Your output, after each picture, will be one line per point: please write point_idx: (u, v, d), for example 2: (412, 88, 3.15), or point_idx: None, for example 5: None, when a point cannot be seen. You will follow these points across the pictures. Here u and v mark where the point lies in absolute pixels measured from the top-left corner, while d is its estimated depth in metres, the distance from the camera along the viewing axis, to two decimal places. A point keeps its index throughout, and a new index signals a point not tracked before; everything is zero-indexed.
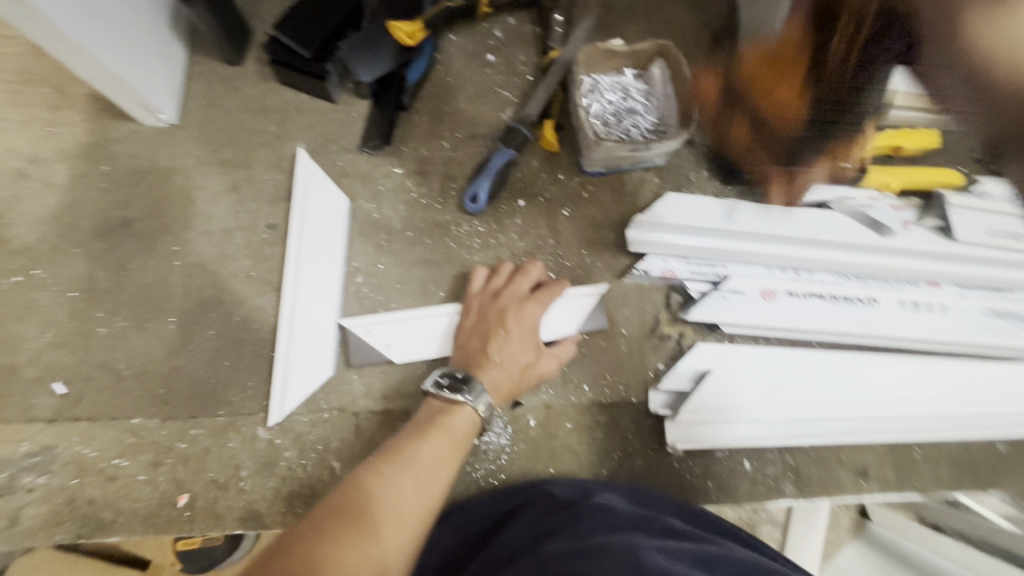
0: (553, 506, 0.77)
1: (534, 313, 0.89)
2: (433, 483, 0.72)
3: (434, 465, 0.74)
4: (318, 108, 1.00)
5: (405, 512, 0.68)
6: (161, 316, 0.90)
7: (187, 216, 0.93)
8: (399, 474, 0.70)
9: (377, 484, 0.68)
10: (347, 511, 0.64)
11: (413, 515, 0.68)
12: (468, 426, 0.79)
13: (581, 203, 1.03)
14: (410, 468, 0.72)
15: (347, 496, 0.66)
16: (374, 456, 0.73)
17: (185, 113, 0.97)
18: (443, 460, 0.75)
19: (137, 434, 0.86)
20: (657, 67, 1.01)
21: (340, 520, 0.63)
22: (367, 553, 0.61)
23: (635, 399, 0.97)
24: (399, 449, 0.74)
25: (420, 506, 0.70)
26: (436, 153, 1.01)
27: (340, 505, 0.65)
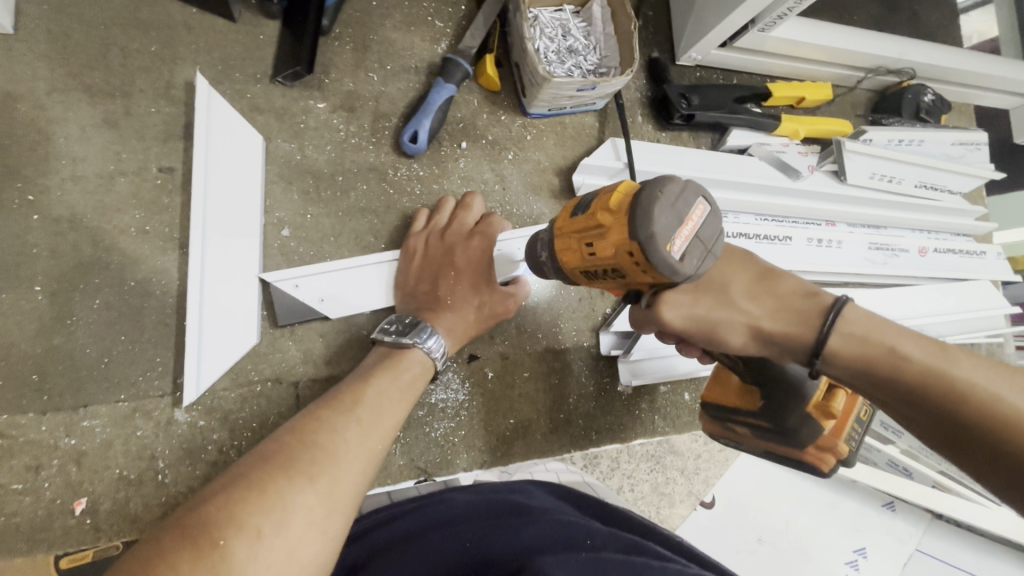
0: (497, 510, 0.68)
1: (476, 246, 0.83)
2: (378, 427, 0.63)
3: (376, 407, 0.65)
4: (213, 28, 0.82)
5: (349, 453, 0.58)
6: (22, 284, 0.71)
7: (44, 157, 0.73)
8: (339, 419, 0.61)
9: (315, 428, 0.59)
10: (279, 453, 0.55)
11: (357, 457, 0.59)
12: (412, 360, 0.72)
13: (525, 146, 0.99)
14: (352, 412, 0.62)
15: (280, 441, 0.57)
16: (312, 405, 0.63)
17: (26, 22, 0.75)
18: (388, 402, 0.66)
19: (4, 434, 0.68)
20: (597, 4, 0.97)
21: (265, 467, 0.53)
22: (305, 496, 0.52)
23: (586, 343, 0.98)
24: (338, 396, 0.65)
25: (366, 448, 0.60)
26: (365, 87, 0.89)
27: (269, 451, 0.55)
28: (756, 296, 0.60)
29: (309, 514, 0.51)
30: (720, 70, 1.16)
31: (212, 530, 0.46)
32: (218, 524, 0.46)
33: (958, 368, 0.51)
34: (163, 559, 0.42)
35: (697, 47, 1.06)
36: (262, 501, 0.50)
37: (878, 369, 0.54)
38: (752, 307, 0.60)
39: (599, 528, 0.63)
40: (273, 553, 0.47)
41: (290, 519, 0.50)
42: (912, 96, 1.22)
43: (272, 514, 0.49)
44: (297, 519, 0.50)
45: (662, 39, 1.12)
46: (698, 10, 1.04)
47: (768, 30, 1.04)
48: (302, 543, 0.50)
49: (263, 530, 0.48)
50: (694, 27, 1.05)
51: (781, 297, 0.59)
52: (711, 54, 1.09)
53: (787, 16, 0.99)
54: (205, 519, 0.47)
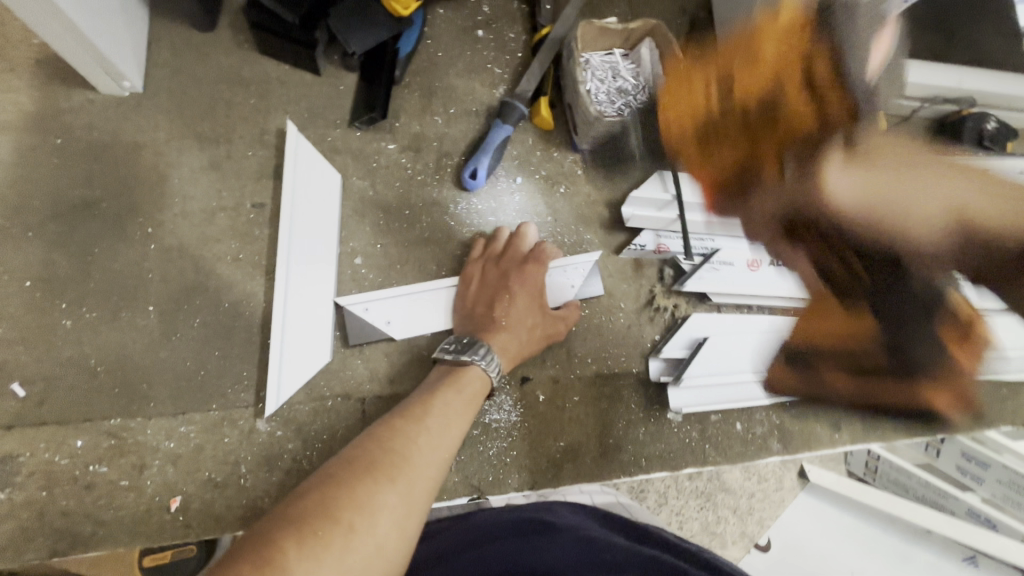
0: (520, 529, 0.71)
1: (534, 274, 0.90)
2: (445, 436, 0.68)
3: (444, 417, 0.70)
4: (302, 82, 0.94)
5: (421, 457, 0.63)
6: (137, 304, 0.81)
7: (160, 195, 0.85)
8: (411, 428, 0.66)
9: (391, 436, 0.65)
10: (363, 457, 0.60)
11: (428, 461, 0.64)
12: (475, 379, 0.78)
13: (576, 180, 1.04)
14: (422, 422, 0.68)
15: (360, 446, 0.62)
16: (386, 416, 0.69)
17: (152, 82, 0.88)
18: (453, 414, 0.71)
19: (116, 436, 0.78)
20: (646, 47, 1.03)
21: (351, 469, 0.59)
22: (388, 496, 0.57)
23: (635, 369, 1.00)
24: (409, 407, 0.70)
25: (436, 455, 0.65)
26: (430, 130, 0.98)
27: (353, 454, 0.61)
28: None
29: (394, 512, 0.56)
30: None
31: (313, 521, 0.51)
32: (317, 517, 0.52)
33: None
34: (274, 542, 0.49)
35: None
36: (353, 499, 0.55)
37: None
38: None
39: (622, 545, 0.66)
40: (365, 546, 0.52)
41: (377, 515, 0.55)
42: (973, 125, 1.19)
43: (361, 511, 0.54)
44: (382, 517, 0.55)
45: None
46: None
47: None
48: (387, 539, 0.54)
49: (354, 524, 0.53)
50: None
51: None
52: None
53: None
54: (304, 513, 0.52)
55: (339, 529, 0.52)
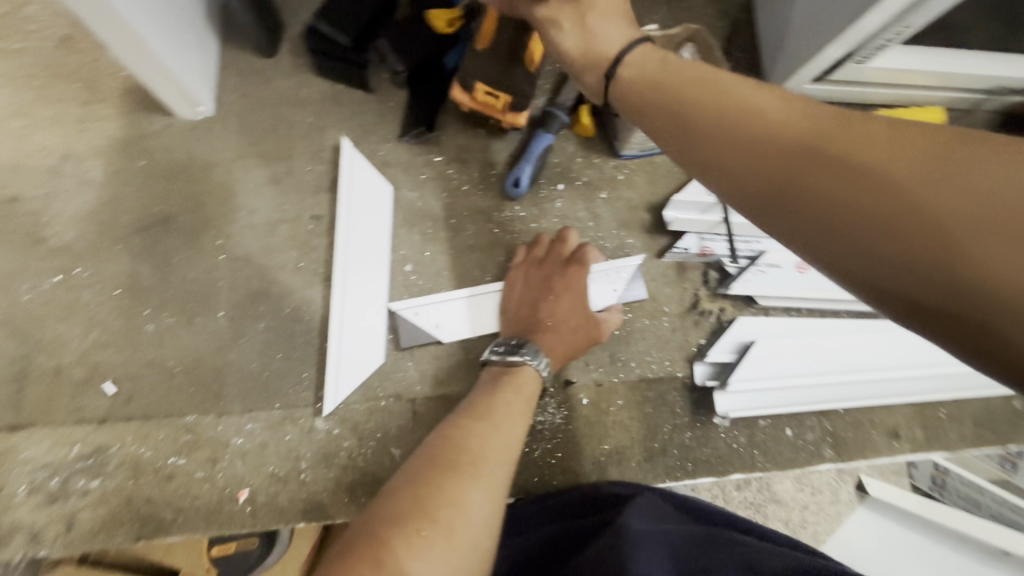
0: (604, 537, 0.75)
1: (578, 278, 0.90)
2: (512, 431, 0.71)
3: (511, 415, 0.73)
4: (355, 100, 0.99)
5: (496, 454, 0.67)
6: (210, 310, 0.89)
7: (230, 209, 0.92)
8: (480, 426, 0.70)
9: (466, 435, 0.68)
10: (447, 458, 0.64)
11: (502, 458, 0.67)
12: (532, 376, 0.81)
13: (617, 185, 1.05)
14: (492, 421, 0.71)
15: (439, 446, 0.66)
16: (453, 416, 0.72)
17: (222, 106, 0.96)
18: (516, 411, 0.74)
19: (192, 431, 0.84)
20: (686, 52, 1.03)
21: (432, 468, 0.63)
22: (474, 494, 0.62)
23: (679, 373, 0.99)
24: (474, 406, 0.74)
25: (505, 450, 0.68)
26: (475, 141, 1.02)
27: (430, 453, 0.65)
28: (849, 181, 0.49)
29: (481, 510, 0.61)
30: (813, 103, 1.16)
31: (411, 519, 0.57)
32: (414, 516, 0.57)
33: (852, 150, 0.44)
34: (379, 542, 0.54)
35: (789, 82, 1.08)
36: (444, 501, 0.59)
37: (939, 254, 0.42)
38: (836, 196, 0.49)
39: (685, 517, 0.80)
40: (461, 542, 0.57)
41: (467, 515, 0.59)
42: None
43: (452, 510, 0.59)
44: (472, 514, 0.60)
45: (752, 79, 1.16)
46: (788, 50, 1.07)
47: (867, 62, 1.01)
48: (477, 534, 0.59)
49: (451, 523, 0.58)
50: (786, 64, 1.08)
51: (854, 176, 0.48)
52: (804, 89, 1.10)
53: (888, 46, 0.96)
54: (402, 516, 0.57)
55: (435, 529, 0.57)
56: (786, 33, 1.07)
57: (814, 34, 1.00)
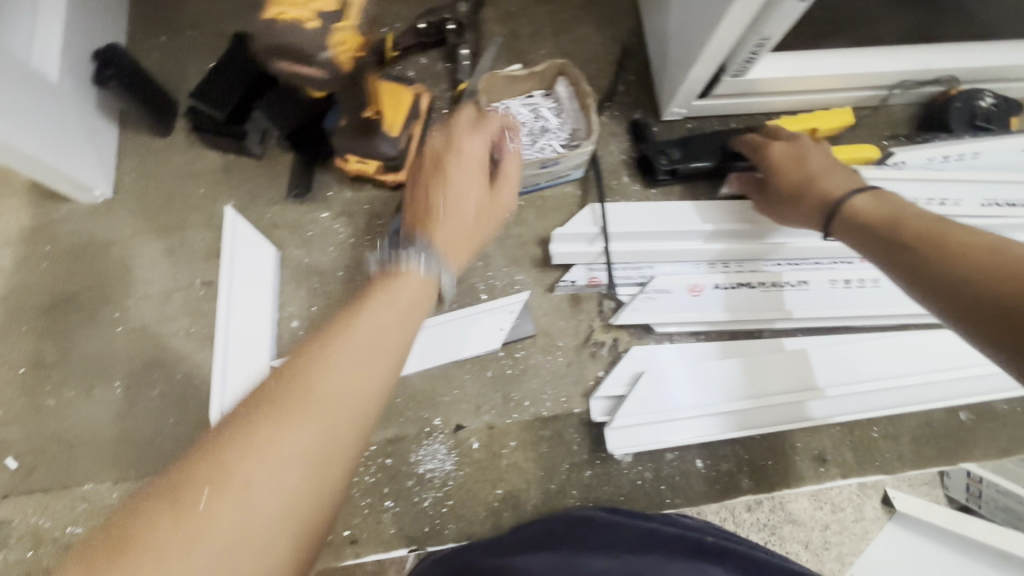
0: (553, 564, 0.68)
1: (454, 173, 0.86)
2: (321, 428, 0.50)
3: (333, 403, 0.51)
4: (244, 167, 1.04)
5: (290, 485, 0.48)
6: (108, 381, 0.94)
7: (127, 283, 0.98)
8: (271, 427, 0.49)
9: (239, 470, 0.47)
10: (262, 388, 0.51)
11: (299, 490, 0.48)
12: (360, 388, 0.54)
13: (506, 223, 1.05)
14: (278, 457, 0.48)
15: (195, 482, 0.46)
16: (240, 407, 0.51)
17: (120, 187, 1.02)
18: (337, 399, 0.51)
19: (88, 500, 0.88)
20: (561, 86, 1.04)
21: (200, 471, 0.46)
22: (257, 480, 0.47)
23: (577, 409, 0.97)
24: (275, 389, 0.51)
25: (305, 456, 0.49)
26: (361, 193, 1.03)
27: (198, 457, 0.47)
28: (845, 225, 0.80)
29: (262, 497, 0.47)
30: (713, 117, 1.13)
31: (156, 529, 0.44)
32: (161, 532, 0.44)
33: (978, 237, 0.63)
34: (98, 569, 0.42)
35: (676, 100, 1.05)
36: (195, 531, 0.44)
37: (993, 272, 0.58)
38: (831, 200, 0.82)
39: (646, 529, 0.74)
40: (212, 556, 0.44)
41: (230, 534, 0.45)
42: (963, 104, 1.05)
43: (218, 509, 0.45)
44: (249, 506, 0.46)
45: (647, 99, 1.13)
46: (670, 69, 1.05)
47: (745, 74, 0.98)
48: (247, 548, 0.45)
49: (200, 521, 0.44)
50: (669, 82, 1.05)
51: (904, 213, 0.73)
52: (694, 106, 1.07)
53: (759, 56, 0.93)
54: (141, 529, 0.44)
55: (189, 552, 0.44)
56: (666, 52, 1.05)
57: (684, 53, 0.98)
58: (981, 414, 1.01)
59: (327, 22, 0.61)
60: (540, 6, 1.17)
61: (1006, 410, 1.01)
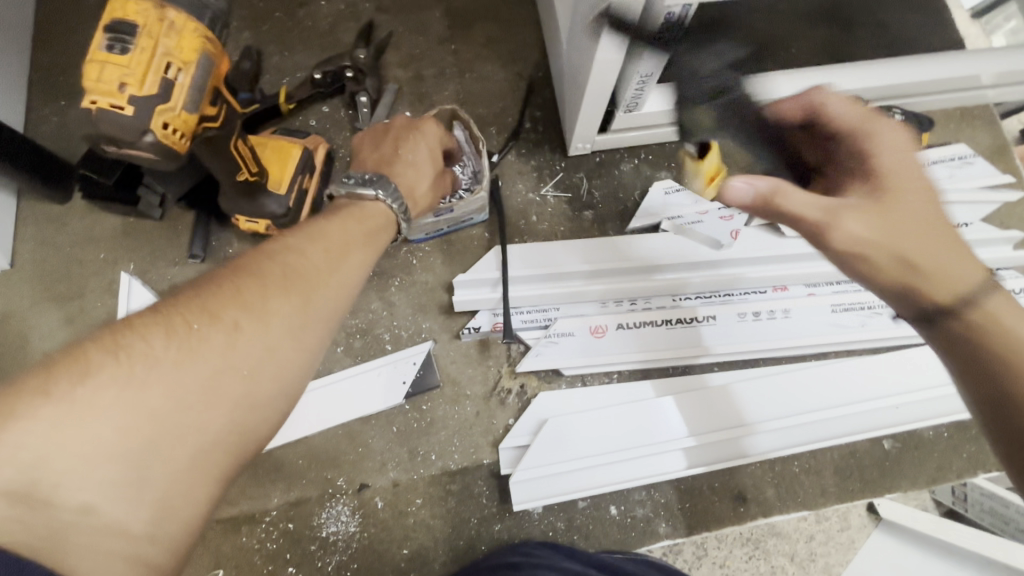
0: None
1: (407, 172, 0.82)
2: (214, 362, 0.48)
3: (232, 348, 0.49)
4: (144, 229, 1.03)
5: (210, 432, 0.48)
6: None
7: (25, 354, 0.97)
8: (163, 341, 0.47)
9: (174, 391, 0.46)
10: (178, 304, 0.50)
11: (215, 445, 0.48)
12: (301, 361, 0.54)
13: (412, 270, 1.04)
14: (169, 407, 0.46)
15: (124, 380, 0.45)
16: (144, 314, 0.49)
17: (18, 256, 1.01)
18: (239, 345, 0.50)
19: None
20: (457, 129, 1.02)
21: (70, 359, 0.45)
22: (120, 394, 0.44)
23: (486, 461, 0.94)
24: (186, 310, 0.50)
25: (185, 390, 0.47)
26: (261, 249, 1.02)
27: (74, 349, 0.46)
28: (863, 220, 0.58)
29: (123, 416, 0.44)
30: (621, 149, 1.11)
31: (5, 395, 0.42)
32: (13, 403, 0.42)
33: (958, 275, 0.58)
34: None
35: (577, 137, 1.04)
36: (121, 438, 0.44)
37: (990, 344, 0.56)
38: (856, 226, 0.58)
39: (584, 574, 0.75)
40: (59, 447, 0.42)
41: (84, 443, 0.43)
42: None
43: (75, 408, 0.43)
44: (105, 419, 0.44)
45: (554, 135, 1.12)
46: (569, 106, 1.03)
47: (638, 108, 0.96)
48: (96, 455, 0.43)
49: (56, 401, 0.43)
50: (569, 119, 1.04)
51: (918, 257, 0.58)
52: (598, 140, 1.06)
53: (646, 92, 0.91)
54: (65, 411, 0.43)
55: (114, 461, 0.44)
56: (565, 90, 1.04)
57: (576, 91, 0.96)
58: (907, 441, 0.98)
59: (159, 130, 0.62)
60: (444, 46, 1.16)
61: (932, 436, 0.98)
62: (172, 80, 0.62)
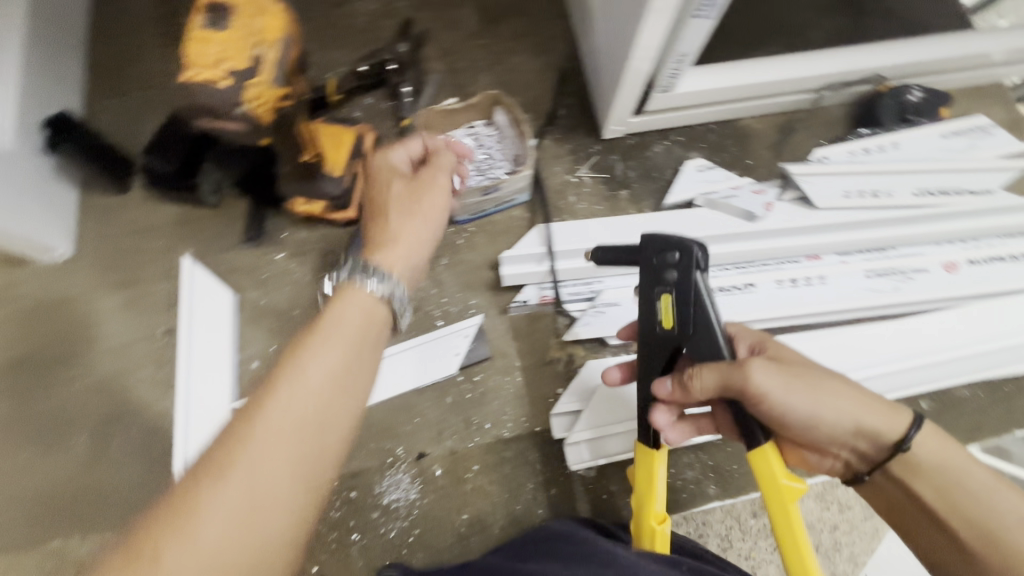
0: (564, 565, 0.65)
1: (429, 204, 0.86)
2: (293, 438, 0.55)
3: (302, 417, 0.56)
4: (200, 216, 1.07)
5: (302, 491, 0.54)
6: (73, 437, 0.95)
7: (89, 337, 1.00)
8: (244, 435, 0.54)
9: (258, 470, 0.52)
10: (240, 410, 0.56)
11: (311, 497, 0.55)
12: (353, 408, 0.60)
13: (458, 250, 1.08)
14: (264, 489, 0.52)
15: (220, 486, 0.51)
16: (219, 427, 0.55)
17: (80, 245, 1.05)
18: (307, 411, 0.57)
19: (58, 556, 0.89)
20: (499, 115, 1.07)
21: None
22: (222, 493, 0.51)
23: (538, 428, 0.98)
24: (249, 408, 0.56)
25: (275, 464, 0.53)
26: (314, 232, 1.06)
27: None
28: (791, 387, 0.64)
29: (229, 511, 0.50)
30: (652, 132, 1.16)
31: None
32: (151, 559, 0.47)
33: (884, 432, 0.64)
34: None
35: (613, 120, 1.09)
36: (240, 527, 0.50)
37: (945, 480, 0.63)
38: (791, 399, 0.64)
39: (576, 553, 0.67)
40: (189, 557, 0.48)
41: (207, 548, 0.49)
42: (892, 100, 1.09)
43: (193, 518, 0.49)
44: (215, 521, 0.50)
45: (587, 120, 1.17)
46: (604, 91, 1.09)
47: (673, 89, 1.01)
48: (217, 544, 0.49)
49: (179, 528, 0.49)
50: (604, 103, 1.09)
51: (818, 392, 0.65)
52: (632, 122, 1.11)
53: (681, 72, 0.97)
54: (184, 527, 0.49)
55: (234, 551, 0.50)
56: (599, 76, 1.09)
57: (614, 75, 1.01)
58: (943, 401, 1.01)
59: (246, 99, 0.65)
60: (479, 39, 1.22)
61: (966, 396, 1.02)
62: (260, 56, 0.66)
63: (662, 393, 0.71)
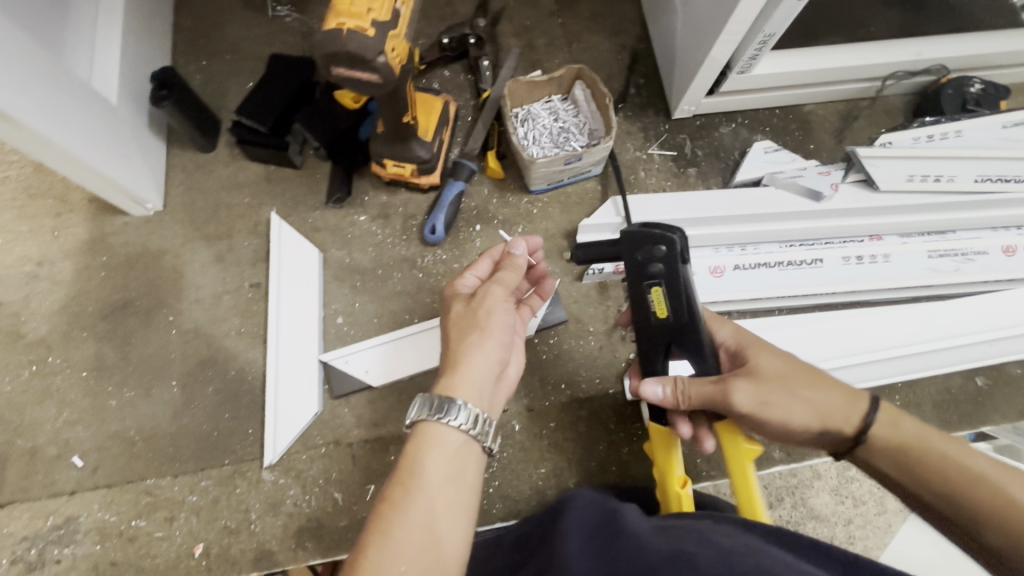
0: (595, 550, 0.48)
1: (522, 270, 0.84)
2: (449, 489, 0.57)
3: (452, 470, 0.59)
4: (286, 176, 1.11)
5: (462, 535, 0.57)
6: (165, 381, 0.98)
7: (179, 288, 1.04)
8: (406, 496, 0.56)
9: (426, 529, 0.54)
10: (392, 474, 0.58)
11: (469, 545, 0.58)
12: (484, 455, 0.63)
13: (534, 218, 1.12)
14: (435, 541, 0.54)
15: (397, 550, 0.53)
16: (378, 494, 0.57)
17: (170, 200, 1.09)
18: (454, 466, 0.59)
19: (152, 493, 0.92)
20: (578, 89, 1.11)
21: None
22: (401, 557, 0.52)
23: (612, 390, 1.01)
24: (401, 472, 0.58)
25: (441, 519, 0.56)
26: (396, 196, 1.10)
27: None
28: (762, 394, 0.61)
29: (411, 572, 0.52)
30: (719, 114, 1.20)
31: None
32: None
33: (856, 417, 0.60)
34: None
35: (686, 100, 1.13)
36: None
37: (922, 456, 0.57)
38: (772, 411, 0.61)
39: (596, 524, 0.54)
40: None
41: None
42: (954, 91, 1.12)
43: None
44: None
45: (658, 101, 1.21)
46: (678, 72, 1.13)
47: (749, 71, 1.05)
48: None
49: None
50: (678, 83, 1.13)
51: (789, 390, 0.62)
52: (703, 103, 1.15)
53: (760, 55, 1.00)
54: None
55: None
56: (674, 57, 1.13)
57: (692, 55, 1.05)
58: (998, 378, 1.05)
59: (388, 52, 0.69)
60: (553, 19, 1.25)
61: (1021, 374, 1.06)
62: (400, 12, 0.70)
63: (656, 400, 0.67)
